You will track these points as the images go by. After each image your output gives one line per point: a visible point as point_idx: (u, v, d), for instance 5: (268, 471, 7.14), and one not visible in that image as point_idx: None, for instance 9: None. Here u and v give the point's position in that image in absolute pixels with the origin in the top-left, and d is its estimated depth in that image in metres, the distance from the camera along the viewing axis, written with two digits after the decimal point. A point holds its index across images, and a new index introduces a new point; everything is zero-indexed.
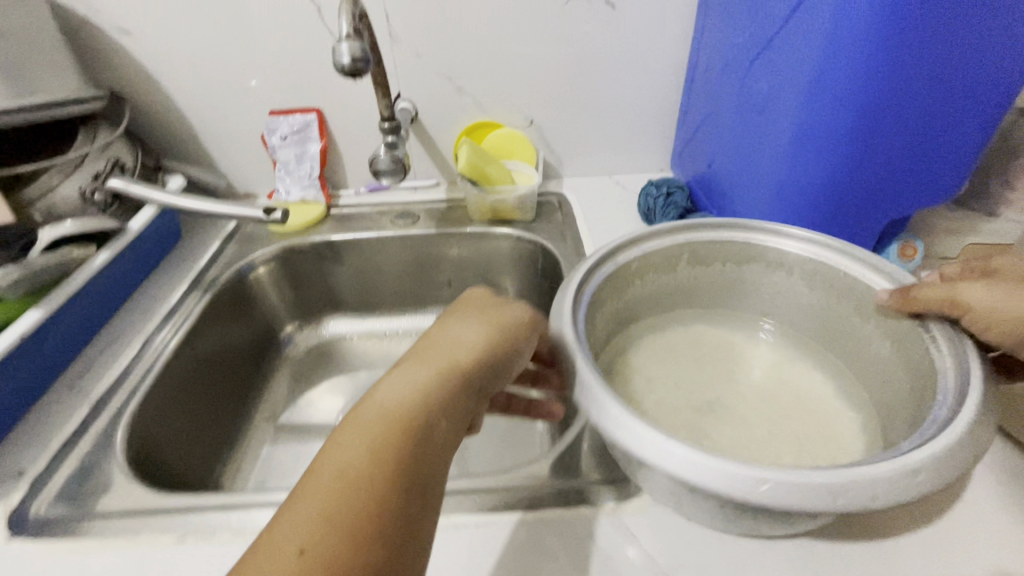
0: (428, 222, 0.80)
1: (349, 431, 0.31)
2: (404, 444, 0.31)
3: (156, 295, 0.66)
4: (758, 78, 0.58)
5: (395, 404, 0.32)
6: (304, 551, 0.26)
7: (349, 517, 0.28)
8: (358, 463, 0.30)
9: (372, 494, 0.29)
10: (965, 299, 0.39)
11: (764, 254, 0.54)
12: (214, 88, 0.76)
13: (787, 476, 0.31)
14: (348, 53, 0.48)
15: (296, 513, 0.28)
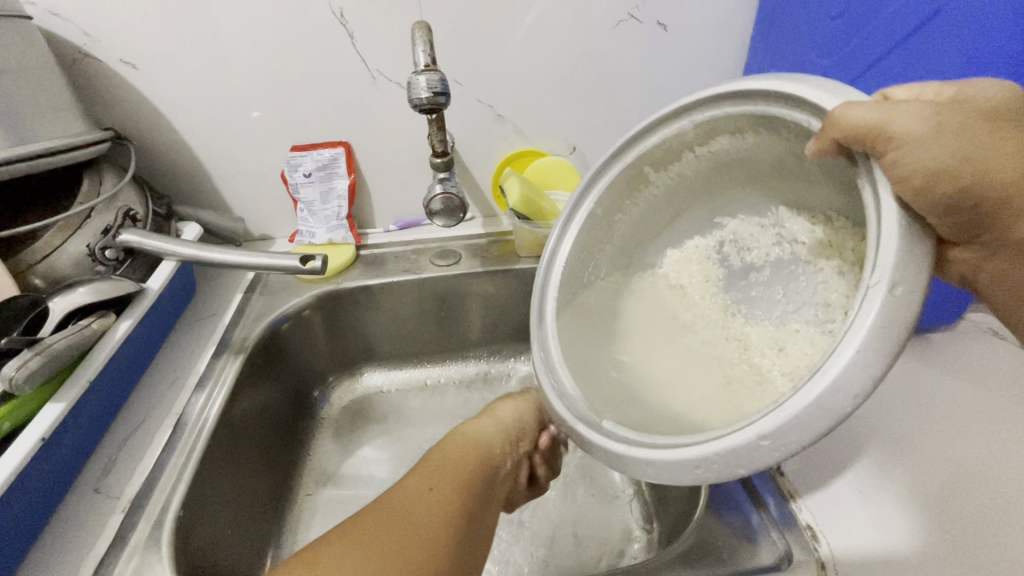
0: (472, 261, 0.74)
1: (454, 441, 0.43)
2: (493, 461, 0.43)
3: (180, 362, 0.58)
4: None
5: (486, 430, 0.45)
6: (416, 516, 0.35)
7: (463, 486, 0.39)
8: (468, 457, 0.42)
9: (473, 481, 0.40)
10: (900, 130, 0.26)
11: (712, 132, 0.41)
12: (229, 123, 0.69)
13: (715, 453, 0.27)
14: (426, 88, 0.42)
15: (421, 475, 0.39)
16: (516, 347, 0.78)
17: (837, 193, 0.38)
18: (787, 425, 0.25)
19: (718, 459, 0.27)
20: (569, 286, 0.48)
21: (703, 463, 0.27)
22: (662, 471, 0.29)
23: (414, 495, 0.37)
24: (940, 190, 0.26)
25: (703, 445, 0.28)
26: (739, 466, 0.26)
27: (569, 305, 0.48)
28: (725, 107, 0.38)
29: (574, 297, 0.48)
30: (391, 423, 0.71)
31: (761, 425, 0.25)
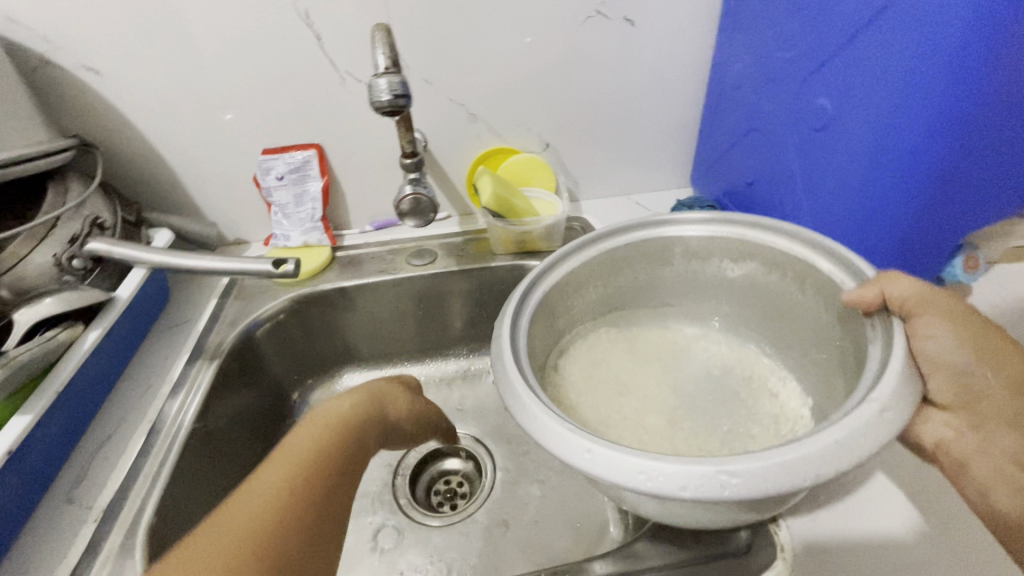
0: (448, 260, 0.74)
1: (309, 426, 0.40)
2: (351, 442, 0.40)
3: (154, 370, 0.58)
4: (816, 97, 0.55)
5: (346, 411, 0.42)
6: (249, 556, 0.32)
7: (305, 487, 0.36)
8: (319, 447, 0.38)
9: (322, 477, 0.37)
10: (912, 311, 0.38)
11: (754, 254, 0.50)
12: (198, 128, 0.68)
13: (670, 468, 0.31)
14: (387, 90, 0.42)
15: (264, 479, 0.36)
16: None
17: (820, 315, 0.47)
18: (751, 475, 0.30)
19: (665, 473, 0.31)
20: (545, 305, 0.49)
21: (651, 474, 0.31)
22: (601, 461, 0.32)
23: (235, 516, 0.33)
24: (934, 360, 0.38)
25: (659, 460, 0.31)
26: (682, 487, 0.30)
27: (542, 315, 0.49)
28: (810, 241, 0.46)
29: (549, 328, 0.50)
30: None
31: (724, 462, 0.31)
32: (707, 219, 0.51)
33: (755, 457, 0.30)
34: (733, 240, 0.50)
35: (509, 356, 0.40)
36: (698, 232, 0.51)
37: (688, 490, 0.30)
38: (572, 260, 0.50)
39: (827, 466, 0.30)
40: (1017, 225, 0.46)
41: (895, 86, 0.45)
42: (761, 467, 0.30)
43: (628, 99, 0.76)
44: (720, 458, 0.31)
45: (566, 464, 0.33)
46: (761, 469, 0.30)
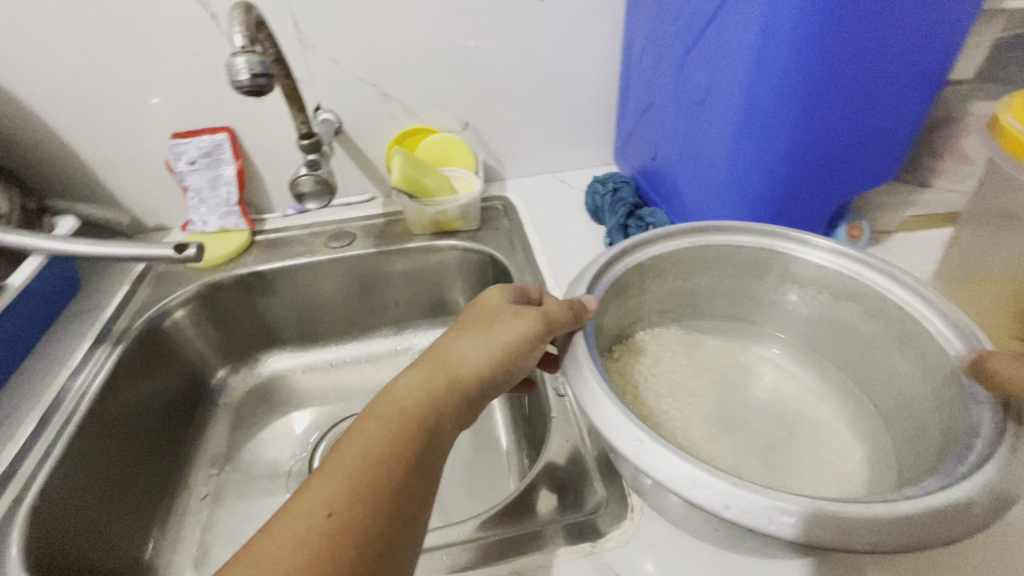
0: (366, 241, 0.74)
1: (370, 420, 0.32)
2: (414, 442, 0.31)
3: (55, 357, 0.58)
4: (696, 69, 0.56)
5: (415, 402, 0.33)
6: (329, 512, 0.27)
7: (365, 497, 0.28)
8: (379, 446, 0.30)
9: (381, 487, 0.29)
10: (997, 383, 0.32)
11: (812, 275, 0.46)
12: (101, 113, 0.67)
13: (718, 483, 0.27)
14: (245, 70, 0.42)
15: (315, 484, 0.28)
16: (422, 324, 0.79)
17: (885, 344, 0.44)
18: (808, 522, 0.26)
19: (732, 505, 0.26)
20: (618, 286, 0.45)
21: (698, 484, 0.27)
22: (662, 477, 0.28)
23: (282, 530, 0.26)
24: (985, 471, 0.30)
25: (715, 472, 0.27)
26: (725, 507, 0.26)
27: (614, 298, 0.46)
28: (890, 283, 0.42)
29: (615, 311, 0.47)
30: (294, 405, 0.73)
31: (788, 499, 0.26)
32: (831, 245, 0.44)
33: (847, 505, 0.26)
34: (850, 280, 0.44)
35: (589, 364, 0.34)
36: (823, 261, 0.45)
37: (731, 511, 0.26)
38: (685, 240, 0.46)
39: (913, 537, 0.26)
40: (857, 175, 0.54)
41: (750, 55, 0.47)
42: (825, 517, 0.26)
43: (545, 76, 0.76)
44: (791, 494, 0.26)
45: (610, 443, 0.30)
46: (849, 527, 0.26)
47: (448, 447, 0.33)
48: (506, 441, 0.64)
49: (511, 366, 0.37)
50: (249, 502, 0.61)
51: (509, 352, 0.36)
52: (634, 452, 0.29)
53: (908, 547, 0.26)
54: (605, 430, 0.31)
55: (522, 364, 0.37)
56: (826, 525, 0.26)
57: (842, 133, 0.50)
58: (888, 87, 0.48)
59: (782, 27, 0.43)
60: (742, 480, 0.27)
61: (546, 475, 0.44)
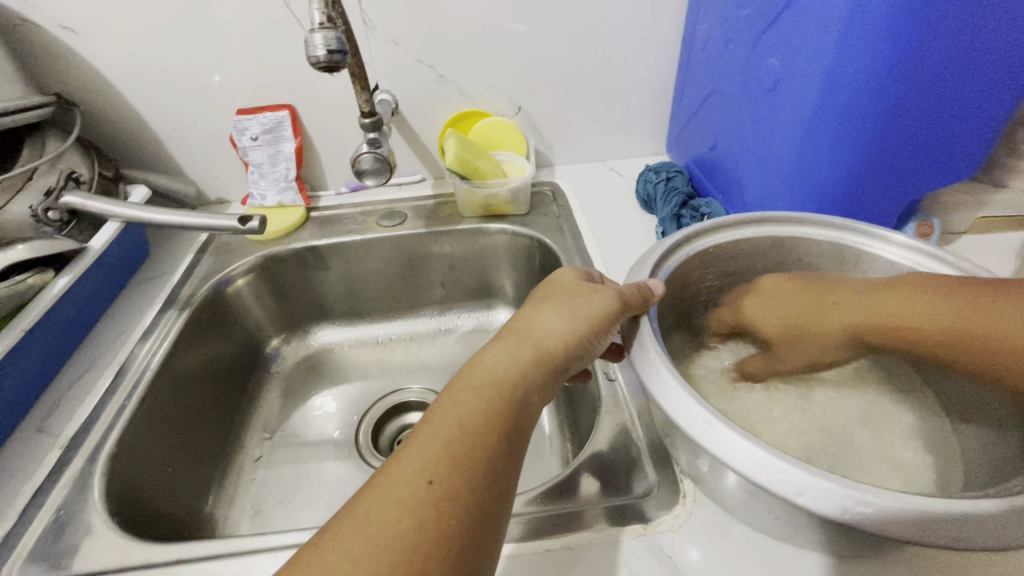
0: (416, 222, 0.75)
1: (460, 390, 0.32)
2: (505, 414, 0.31)
3: (128, 317, 0.62)
4: (767, 55, 0.54)
5: (504, 373, 0.33)
6: (429, 480, 0.28)
7: (461, 465, 0.29)
8: (472, 416, 0.31)
9: (477, 455, 0.29)
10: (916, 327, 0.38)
11: (883, 271, 0.45)
12: (173, 87, 0.70)
13: (790, 469, 0.27)
14: (323, 46, 0.43)
15: (411, 451, 0.29)
16: (466, 305, 0.81)
17: None
18: (889, 512, 0.25)
19: (805, 492, 0.26)
20: (680, 272, 0.45)
21: (770, 469, 0.27)
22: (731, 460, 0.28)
23: (386, 495, 0.27)
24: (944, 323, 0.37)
25: (785, 458, 0.27)
26: (798, 493, 0.27)
27: (674, 285, 0.46)
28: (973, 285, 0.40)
29: (673, 299, 0.47)
30: (341, 377, 0.75)
31: (862, 489, 0.26)
32: (911, 239, 0.43)
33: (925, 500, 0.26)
34: None
35: (655, 346, 0.34)
36: (897, 258, 0.44)
37: (805, 498, 0.26)
38: (751, 229, 0.46)
39: (1000, 536, 0.26)
40: (935, 170, 0.52)
41: (831, 40, 0.45)
42: (906, 510, 0.25)
43: (601, 61, 0.75)
44: (864, 484, 0.26)
45: (677, 425, 0.30)
46: (931, 519, 0.25)
47: (535, 419, 0.34)
48: (548, 424, 0.65)
49: (594, 341, 0.37)
50: (298, 467, 0.63)
51: (590, 329, 0.36)
52: (702, 434, 0.29)
53: (997, 544, 0.25)
54: (671, 410, 0.31)
55: (598, 342, 0.37)
56: (902, 517, 0.25)
57: (925, 125, 0.47)
58: (978, 78, 0.46)
59: (872, 11, 0.41)
60: (815, 466, 0.27)
61: (596, 457, 0.44)
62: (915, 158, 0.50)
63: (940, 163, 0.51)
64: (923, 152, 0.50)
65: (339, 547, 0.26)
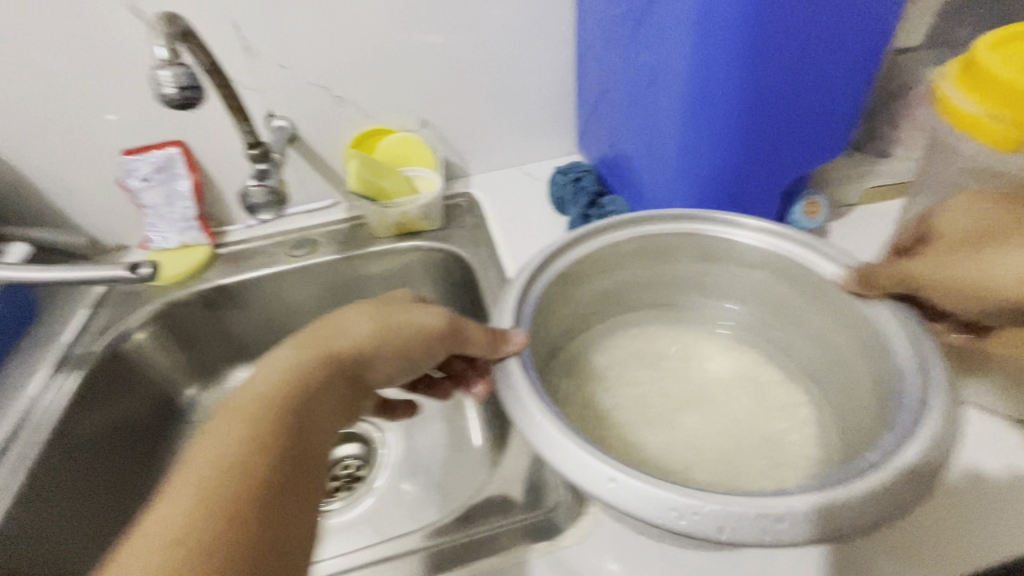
0: (330, 248, 0.73)
1: (224, 420, 0.31)
2: (274, 438, 0.30)
3: (13, 387, 0.57)
4: (641, 52, 0.55)
5: (272, 388, 0.32)
6: (174, 538, 0.25)
7: (213, 508, 0.26)
8: (234, 444, 0.29)
9: (247, 479, 0.28)
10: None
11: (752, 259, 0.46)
12: (46, 134, 0.66)
13: (656, 493, 0.28)
14: (172, 84, 0.41)
15: (161, 505, 0.27)
16: None
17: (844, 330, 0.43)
18: (715, 516, 0.27)
19: (669, 514, 0.27)
20: (567, 277, 0.45)
21: (635, 495, 0.28)
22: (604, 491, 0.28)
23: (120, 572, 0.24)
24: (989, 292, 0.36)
25: (649, 482, 0.28)
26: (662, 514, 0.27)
27: (564, 291, 0.45)
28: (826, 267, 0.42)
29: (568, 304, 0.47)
30: None
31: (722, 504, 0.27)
32: (763, 223, 0.44)
33: (778, 501, 0.27)
34: (790, 262, 0.44)
35: (521, 375, 0.34)
36: (757, 244, 0.45)
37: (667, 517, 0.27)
38: (634, 228, 0.46)
39: (811, 526, 0.27)
40: (808, 150, 0.54)
41: (687, 35, 0.46)
42: (757, 516, 0.27)
43: (501, 68, 0.75)
44: (718, 496, 0.27)
45: (545, 458, 0.30)
46: (750, 520, 0.27)
47: (319, 437, 0.33)
48: (479, 439, 0.64)
49: (388, 349, 0.37)
50: None
51: (374, 337, 0.37)
52: (572, 465, 0.29)
53: (808, 536, 0.27)
54: (541, 444, 0.31)
55: (393, 351, 0.37)
56: (758, 526, 0.27)
57: (785, 108, 0.50)
58: (830, 59, 0.48)
59: (719, 4, 0.43)
60: (675, 485, 0.28)
61: (507, 476, 0.43)
62: (782, 143, 0.52)
63: (810, 144, 0.54)
64: (789, 136, 0.52)
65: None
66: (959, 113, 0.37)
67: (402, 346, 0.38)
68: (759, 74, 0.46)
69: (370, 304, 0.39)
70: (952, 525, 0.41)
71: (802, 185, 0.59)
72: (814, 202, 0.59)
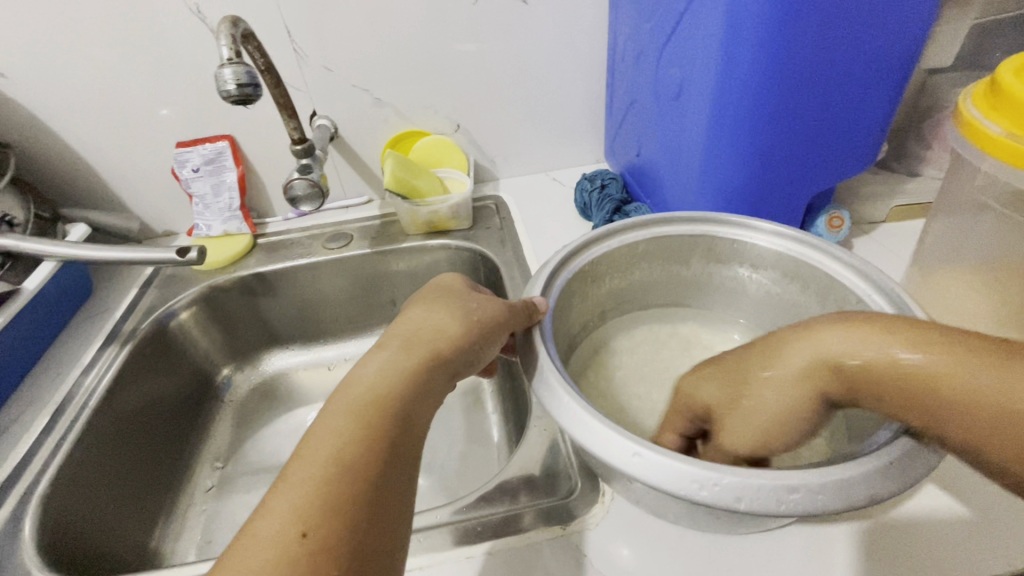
0: (362, 242, 0.76)
1: (338, 413, 0.31)
2: (385, 437, 0.31)
3: (68, 356, 0.61)
4: (670, 65, 0.57)
5: (384, 386, 0.33)
6: (303, 532, 0.26)
7: (336, 506, 0.27)
8: (347, 448, 0.29)
9: (359, 486, 0.28)
10: (882, 362, 0.29)
11: (768, 263, 0.47)
12: (109, 125, 0.71)
13: (648, 453, 0.28)
14: (233, 80, 0.44)
15: (280, 501, 0.27)
16: None
17: None
18: (734, 486, 0.26)
19: (657, 474, 0.28)
20: (585, 273, 0.47)
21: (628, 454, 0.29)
22: (600, 451, 0.30)
23: (253, 560, 0.25)
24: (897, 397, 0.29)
25: (643, 444, 0.29)
26: (655, 476, 0.28)
27: (582, 288, 0.47)
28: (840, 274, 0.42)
29: (586, 300, 0.49)
30: (294, 401, 0.75)
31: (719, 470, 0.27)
32: (776, 226, 0.45)
33: (785, 473, 0.27)
34: (802, 265, 0.45)
35: (544, 350, 0.36)
36: (770, 247, 0.46)
37: (657, 478, 0.28)
38: (651, 230, 0.48)
39: (838, 497, 0.26)
40: (832, 165, 0.55)
41: (714, 51, 0.48)
42: (759, 484, 0.26)
43: (534, 76, 0.78)
44: (718, 464, 0.27)
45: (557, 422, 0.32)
46: (769, 490, 0.26)
47: (421, 433, 0.33)
48: (496, 433, 0.66)
49: (481, 347, 0.37)
50: (250, 495, 0.63)
51: (470, 336, 0.37)
52: (575, 425, 0.31)
53: (837, 507, 0.26)
54: (553, 407, 0.33)
55: (483, 349, 0.37)
56: (755, 494, 0.26)
57: (808, 124, 0.51)
58: (853, 77, 0.49)
59: (744, 23, 0.44)
60: (676, 452, 0.28)
61: (524, 464, 0.45)
62: (806, 155, 0.53)
63: (836, 157, 0.55)
64: (814, 148, 0.53)
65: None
66: (977, 129, 0.38)
67: (494, 342, 0.38)
68: (782, 90, 0.48)
69: (475, 304, 0.39)
70: (976, 530, 0.38)
71: (824, 200, 0.61)
72: (838, 216, 0.59)
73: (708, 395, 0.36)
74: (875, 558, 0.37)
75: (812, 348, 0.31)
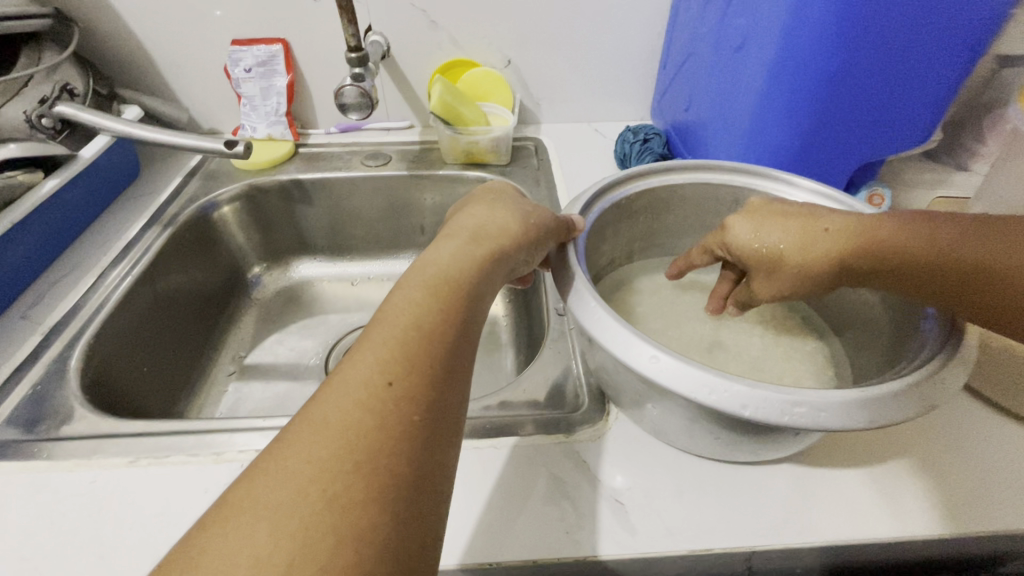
0: (400, 164, 0.77)
1: (415, 288, 0.32)
2: (457, 312, 0.32)
3: (113, 229, 0.64)
4: (737, 15, 0.56)
5: (454, 269, 0.34)
6: (389, 381, 0.27)
7: (418, 363, 0.28)
8: (423, 316, 0.30)
9: (434, 350, 0.29)
10: (863, 239, 0.36)
11: None
12: (168, 12, 0.72)
13: (664, 359, 0.30)
14: None
15: (366, 354, 0.28)
16: None
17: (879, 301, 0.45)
18: (742, 394, 0.28)
19: (675, 378, 0.29)
20: (621, 208, 0.48)
21: (648, 357, 0.30)
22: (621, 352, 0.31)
23: (345, 402, 0.26)
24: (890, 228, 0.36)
25: (664, 350, 0.30)
26: (670, 380, 0.30)
27: (616, 221, 0.49)
28: None
29: (616, 234, 0.50)
30: (317, 308, 0.78)
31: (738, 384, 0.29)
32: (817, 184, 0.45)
33: (795, 392, 0.28)
34: None
35: (576, 264, 0.38)
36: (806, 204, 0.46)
37: (671, 380, 0.29)
38: (690, 176, 0.48)
39: (840, 417, 0.28)
40: (889, 138, 0.54)
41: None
42: (773, 399, 0.28)
43: (593, 21, 0.76)
44: (730, 374, 0.29)
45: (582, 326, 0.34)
46: (775, 402, 0.28)
47: (484, 317, 0.34)
48: (508, 363, 0.68)
49: (534, 249, 0.39)
50: (269, 382, 0.67)
51: (525, 236, 0.38)
52: (598, 328, 0.33)
53: (838, 425, 0.28)
54: (580, 312, 0.34)
55: (537, 250, 0.39)
56: (763, 404, 0.28)
57: (871, 87, 0.49)
58: (928, 46, 0.48)
59: None
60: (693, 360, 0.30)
61: (535, 379, 0.48)
62: (864, 122, 0.52)
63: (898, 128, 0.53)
64: (873, 116, 0.52)
65: (300, 450, 0.24)
66: None
67: (546, 245, 0.39)
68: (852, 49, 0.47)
69: (533, 209, 0.40)
70: (963, 493, 0.39)
71: (867, 176, 0.61)
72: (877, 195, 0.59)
73: (743, 245, 0.41)
74: (857, 501, 0.39)
75: (842, 229, 0.37)
